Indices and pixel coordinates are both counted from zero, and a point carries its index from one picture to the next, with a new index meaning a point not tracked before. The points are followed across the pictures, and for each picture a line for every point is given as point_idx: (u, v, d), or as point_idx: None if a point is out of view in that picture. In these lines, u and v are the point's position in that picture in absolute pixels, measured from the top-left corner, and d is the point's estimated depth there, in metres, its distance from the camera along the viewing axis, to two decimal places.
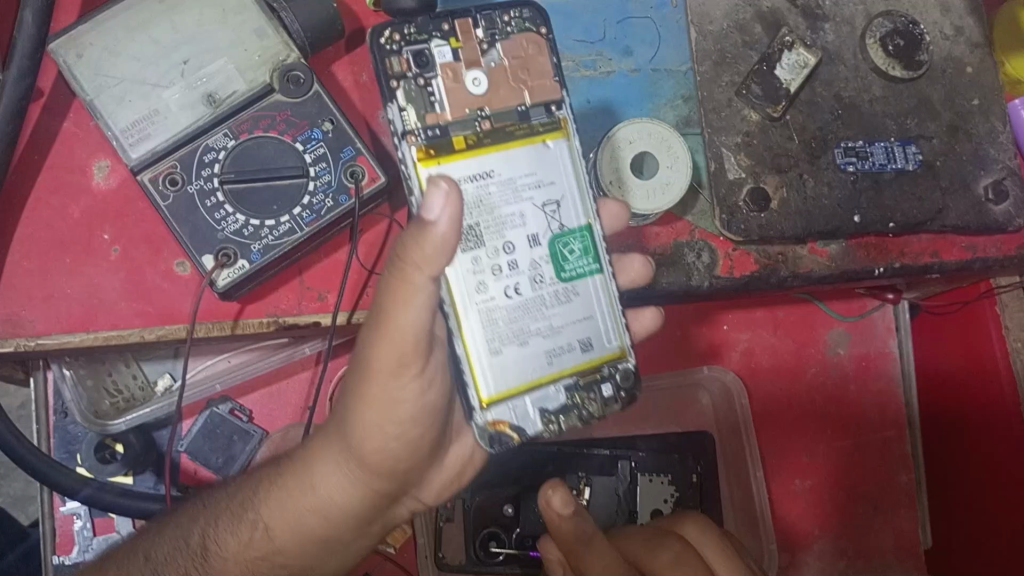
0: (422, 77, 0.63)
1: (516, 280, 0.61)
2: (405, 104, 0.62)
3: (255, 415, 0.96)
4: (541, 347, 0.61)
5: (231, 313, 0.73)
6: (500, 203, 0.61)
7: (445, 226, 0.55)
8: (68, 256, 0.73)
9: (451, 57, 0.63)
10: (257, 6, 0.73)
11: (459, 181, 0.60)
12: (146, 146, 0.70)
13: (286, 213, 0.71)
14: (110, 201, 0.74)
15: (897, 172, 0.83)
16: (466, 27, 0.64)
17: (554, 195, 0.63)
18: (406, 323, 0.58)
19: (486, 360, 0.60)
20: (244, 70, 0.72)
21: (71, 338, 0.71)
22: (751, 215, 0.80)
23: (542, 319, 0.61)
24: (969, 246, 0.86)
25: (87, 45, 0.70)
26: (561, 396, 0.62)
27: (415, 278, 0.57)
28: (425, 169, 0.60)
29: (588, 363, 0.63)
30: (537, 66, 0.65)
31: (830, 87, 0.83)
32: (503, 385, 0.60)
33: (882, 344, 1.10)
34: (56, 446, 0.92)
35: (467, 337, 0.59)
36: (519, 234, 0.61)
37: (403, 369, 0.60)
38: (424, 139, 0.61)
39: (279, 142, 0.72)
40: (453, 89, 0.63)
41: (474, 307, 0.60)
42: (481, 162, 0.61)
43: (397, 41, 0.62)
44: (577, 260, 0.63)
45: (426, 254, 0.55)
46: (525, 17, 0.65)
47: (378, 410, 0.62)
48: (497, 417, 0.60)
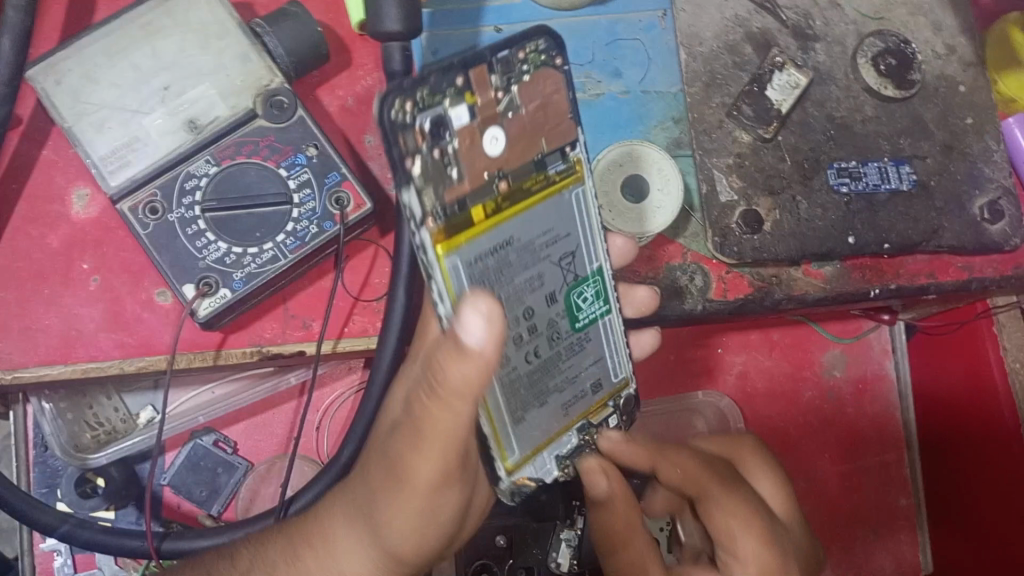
0: (438, 148, 0.53)
1: (535, 342, 0.59)
2: (422, 186, 0.52)
3: (240, 447, 0.93)
4: (558, 402, 0.61)
5: (214, 343, 0.71)
6: (521, 268, 0.57)
7: (489, 348, 0.48)
8: (46, 286, 0.71)
9: (468, 117, 0.54)
10: (240, 30, 0.71)
11: (483, 257, 0.55)
12: (126, 174, 0.68)
13: (270, 240, 0.69)
14: (90, 230, 0.72)
15: (892, 193, 0.82)
16: (481, 76, 0.54)
17: (570, 247, 0.60)
18: (448, 434, 0.52)
19: (514, 433, 0.58)
20: (227, 95, 0.70)
21: (49, 370, 0.69)
22: (744, 237, 0.79)
23: (559, 375, 0.61)
24: (966, 266, 0.85)
25: (66, 71, 0.68)
26: (573, 439, 0.62)
27: (459, 396, 0.50)
28: (447, 258, 0.53)
29: (596, 404, 0.64)
30: (555, 108, 0.58)
31: (822, 107, 0.82)
32: (527, 448, 0.59)
33: (878, 366, 1.09)
34: (36, 481, 0.89)
35: (494, 415, 0.57)
36: (539, 296, 0.59)
37: (442, 477, 0.55)
38: (444, 218, 0.53)
39: (262, 168, 0.70)
40: (471, 155, 0.54)
41: (499, 384, 0.57)
42: (503, 230, 0.56)
43: (409, 110, 0.51)
44: (589, 307, 0.63)
45: (461, 375, 0.49)
46: (541, 50, 0.56)
47: (413, 513, 0.57)
48: (520, 475, 0.59)
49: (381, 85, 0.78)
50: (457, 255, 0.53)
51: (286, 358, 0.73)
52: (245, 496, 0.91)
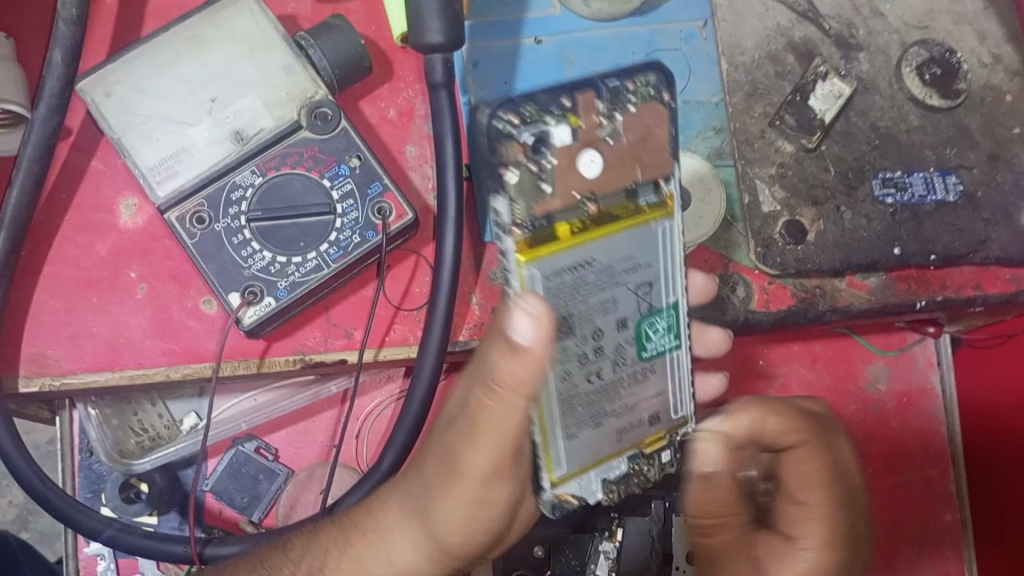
0: (535, 163, 0.59)
1: (601, 364, 0.60)
2: (514, 195, 0.58)
3: (282, 453, 0.94)
4: (614, 426, 0.61)
5: (257, 350, 0.72)
6: (595, 290, 0.59)
7: (537, 347, 0.53)
8: (95, 295, 0.72)
9: (568, 138, 0.59)
10: (285, 42, 0.72)
11: (560, 271, 0.57)
12: (173, 184, 0.69)
13: (313, 249, 0.70)
14: (136, 239, 0.74)
15: (937, 204, 0.81)
16: (588, 100, 0.60)
17: (649, 277, 0.61)
18: (497, 438, 0.57)
19: (562, 448, 0.59)
20: (272, 106, 0.71)
21: (96, 377, 0.71)
22: (787, 248, 0.78)
23: (619, 400, 0.61)
24: (1014, 278, 0.83)
25: (114, 83, 0.70)
26: (624, 466, 0.62)
27: (508, 399, 0.55)
28: (526, 265, 0.56)
29: (652, 435, 0.63)
30: (654, 139, 0.61)
31: (865, 117, 0.82)
32: (576, 465, 0.60)
33: (924, 380, 1.07)
34: (81, 485, 0.91)
35: (548, 428, 0.58)
36: (610, 319, 0.60)
37: (498, 474, 0.59)
38: (529, 230, 0.57)
39: (306, 179, 0.71)
40: (566, 172, 0.59)
41: (556, 395, 0.58)
42: (583, 249, 0.58)
43: (515, 124, 0.59)
44: (660, 338, 0.63)
45: (511, 373, 0.54)
46: (651, 83, 0.62)
47: (469, 505, 0.61)
48: (563, 490, 0.60)
49: (422, 96, 0.79)
50: (536, 265, 0.57)
51: (328, 367, 0.74)
52: (284, 503, 0.92)
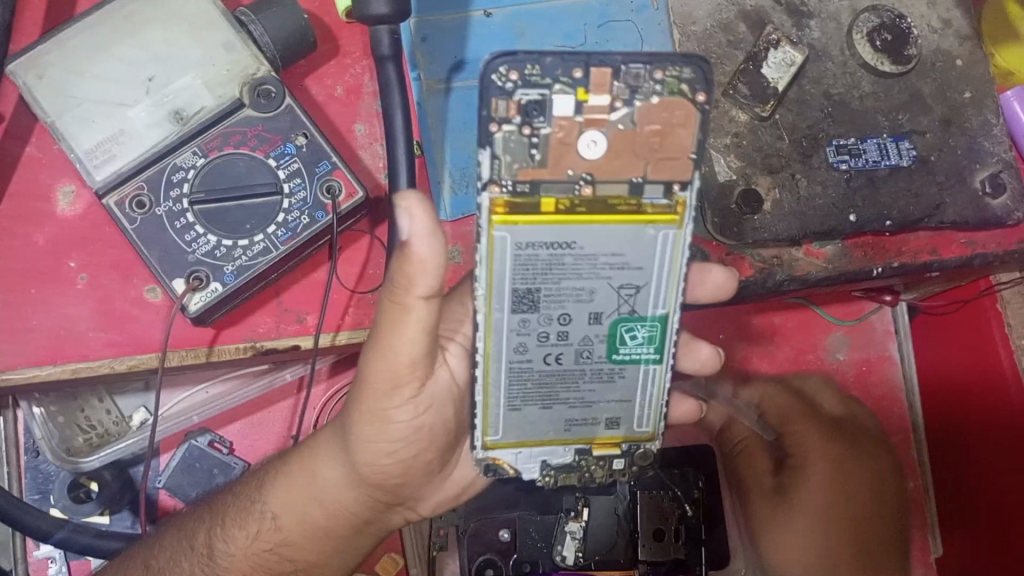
0: (529, 126, 0.57)
1: (562, 350, 0.63)
2: (501, 152, 0.57)
3: (236, 447, 0.91)
4: (562, 414, 0.64)
5: (206, 339, 0.70)
6: (571, 274, 0.60)
7: (422, 246, 0.55)
8: (34, 287, 0.69)
9: (571, 110, 0.57)
10: (225, 21, 0.70)
11: (535, 245, 0.59)
12: (112, 167, 0.66)
13: (261, 231, 0.68)
14: (76, 228, 0.71)
15: (892, 169, 0.81)
16: (603, 78, 0.57)
17: (635, 281, 0.61)
18: (402, 345, 0.60)
19: (502, 416, 0.63)
20: (213, 86, 0.69)
21: (38, 372, 0.68)
22: (744, 217, 0.77)
23: (575, 391, 0.64)
24: (969, 242, 0.84)
25: (48, 65, 0.67)
26: (568, 457, 0.66)
27: (407, 302, 0.58)
28: (498, 228, 0.58)
29: (607, 438, 0.66)
30: (674, 138, 0.59)
31: (819, 84, 0.81)
32: (513, 436, 0.64)
33: (882, 349, 1.09)
34: (28, 486, 0.88)
35: (489, 388, 0.63)
36: (582, 308, 0.62)
37: (397, 389, 0.63)
38: (510, 192, 0.58)
39: (250, 159, 0.69)
40: (564, 146, 0.58)
41: (506, 362, 0.62)
42: (564, 232, 0.59)
43: (512, 80, 0.56)
44: (636, 346, 0.63)
45: (413, 275, 0.56)
46: (683, 78, 0.57)
47: (373, 424, 0.64)
48: (498, 455, 0.65)
49: (370, 73, 0.77)
50: (507, 230, 0.58)
51: (281, 353, 0.71)
52: None
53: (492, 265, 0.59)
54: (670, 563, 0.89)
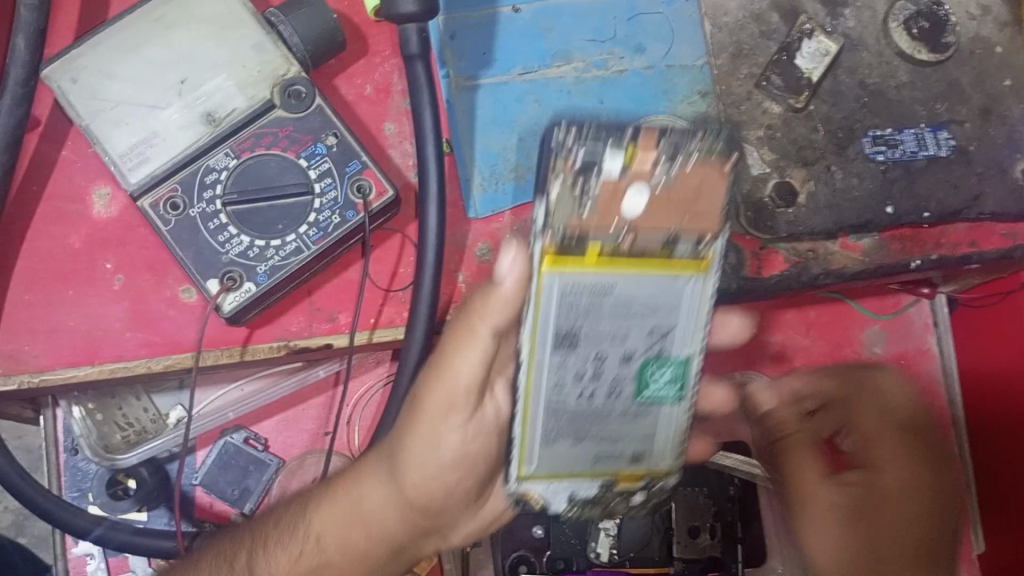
0: (579, 182, 0.54)
1: (596, 387, 0.58)
2: (553, 202, 0.53)
3: (272, 444, 0.92)
4: (592, 449, 0.60)
5: (240, 339, 0.70)
6: (607, 317, 0.56)
7: (510, 285, 0.55)
8: (71, 288, 0.70)
9: (619, 171, 0.54)
10: (255, 20, 0.70)
11: (577, 289, 0.54)
12: (146, 170, 0.67)
13: (293, 231, 0.68)
14: (111, 229, 0.71)
15: (930, 160, 0.79)
16: (649, 140, 0.54)
17: (665, 325, 0.57)
18: (464, 369, 0.60)
19: (539, 448, 0.59)
20: (244, 86, 0.69)
21: (77, 372, 0.69)
22: (778, 211, 0.76)
23: (604, 426, 0.59)
24: (1009, 234, 0.82)
25: (81, 68, 0.68)
26: (592, 487, 0.61)
27: (476, 330, 0.58)
28: (547, 273, 0.54)
29: (630, 472, 0.61)
30: (706, 198, 0.55)
31: (854, 74, 0.80)
32: (547, 466, 0.59)
33: (920, 342, 1.07)
34: (67, 484, 0.89)
35: (529, 421, 0.58)
36: (616, 350, 0.57)
37: (447, 417, 0.63)
38: (559, 241, 0.53)
39: (281, 159, 0.69)
40: (611, 204, 0.54)
41: (545, 400, 0.58)
42: (607, 276, 0.54)
43: (570, 141, 0.54)
44: (662, 386, 0.59)
45: (492, 309, 0.57)
46: (716, 145, 0.55)
47: (423, 447, 0.64)
48: (529, 488, 0.60)
49: (399, 71, 0.77)
50: (557, 275, 0.54)
51: (315, 352, 0.72)
52: (276, 495, 0.91)
53: (538, 309, 0.55)
54: (705, 560, 0.89)
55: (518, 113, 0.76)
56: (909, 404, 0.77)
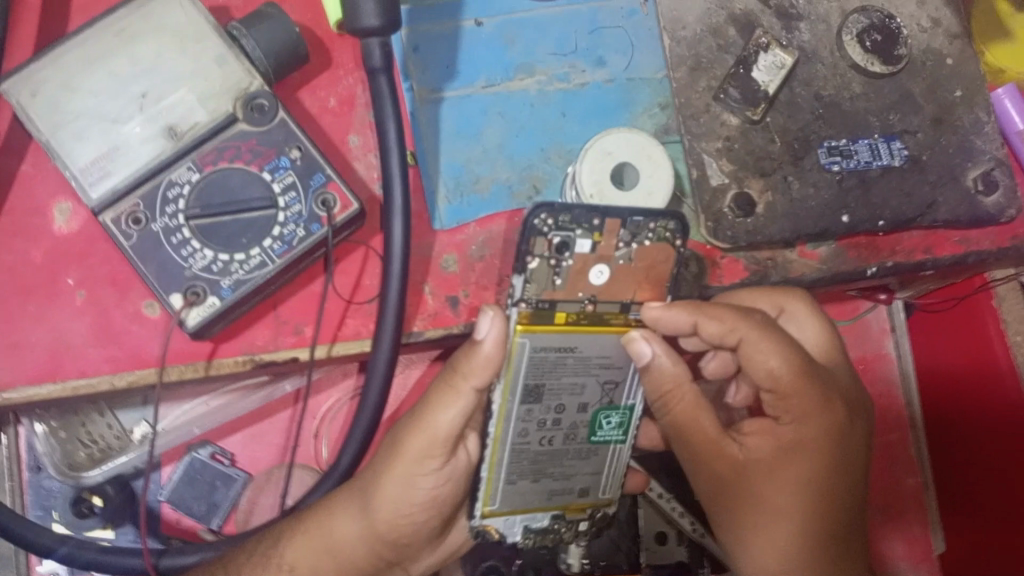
0: (556, 259, 0.67)
1: (556, 433, 0.71)
2: (530, 277, 0.66)
3: (238, 458, 0.92)
4: (548, 486, 0.72)
5: (204, 353, 0.70)
6: (570, 372, 0.69)
7: (491, 345, 0.63)
8: (33, 304, 0.70)
9: (588, 250, 0.67)
10: (217, 34, 0.70)
11: (546, 348, 0.68)
12: (107, 184, 0.67)
13: (257, 245, 0.68)
14: (72, 243, 0.71)
15: (884, 169, 0.81)
16: (613, 227, 0.67)
17: (615, 378, 0.72)
18: (444, 422, 0.65)
19: (502, 488, 0.70)
20: (206, 100, 0.69)
21: (39, 389, 0.68)
22: (737, 220, 0.78)
23: (560, 466, 0.72)
24: (963, 240, 0.85)
25: (42, 82, 0.67)
26: (546, 520, 0.73)
27: (461, 386, 0.64)
28: (520, 336, 0.66)
29: (578, 504, 0.74)
30: (656, 271, 0.70)
31: (810, 86, 0.81)
32: (506, 505, 0.70)
33: (877, 346, 1.09)
34: (31, 504, 0.87)
35: (493, 464, 0.69)
36: (574, 400, 0.71)
37: (427, 460, 0.66)
38: (533, 306, 0.67)
39: (245, 173, 0.69)
40: (580, 277, 0.68)
41: (510, 445, 0.69)
42: (570, 338, 0.68)
43: (550, 225, 0.65)
44: (609, 430, 0.73)
45: (475, 368, 0.64)
46: (669, 230, 0.69)
47: (398, 485, 0.67)
48: (489, 523, 0.71)
49: (363, 84, 0.77)
50: (528, 337, 0.67)
51: (278, 366, 0.72)
52: (244, 509, 0.90)
53: (512, 365, 0.67)
54: (672, 566, 0.92)
55: (482, 125, 0.78)
56: (796, 371, 0.67)
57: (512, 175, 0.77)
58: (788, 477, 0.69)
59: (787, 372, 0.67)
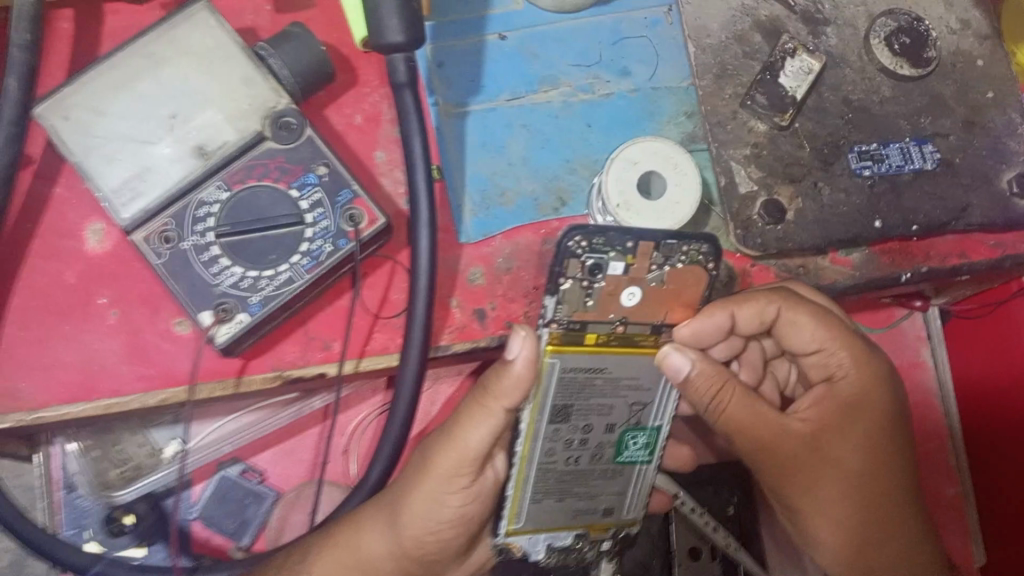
0: (587, 279, 0.64)
1: (581, 453, 0.70)
2: (561, 299, 0.64)
3: (269, 475, 0.92)
4: (573, 505, 0.71)
5: (234, 370, 0.71)
6: (598, 394, 0.69)
7: (523, 366, 0.62)
8: (66, 323, 0.70)
9: (622, 272, 0.64)
10: (243, 53, 0.71)
11: (576, 369, 0.67)
12: (138, 205, 0.67)
13: (285, 261, 0.68)
14: (105, 264, 0.72)
15: (915, 173, 0.80)
16: (648, 249, 0.64)
17: (643, 399, 0.71)
18: (473, 440, 0.64)
19: (527, 506, 0.70)
20: (234, 119, 0.70)
21: (72, 408, 0.69)
22: (766, 228, 0.77)
23: (586, 486, 0.71)
24: (998, 244, 0.83)
25: (73, 106, 0.68)
26: (569, 538, 0.73)
27: (493, 407, 0.64)
28: (549, 357, 0.66)
29: (601, 523, 0.74)
30: (686, 293, 0.68)
31: (838, 91, 0.81)
32: (531, 523, 0.70)
33: (915, 354, 1.07)
34: (65, 523, 0.87)
35: (520, 484, 0.68)
36: (601, 420, 0.70)
37: (456, 477, 0.66)
38: (563, 328, 0.65)
39: (273, 190, 0.70)
40: (610, 299, 0.65)
41: (536, 465, 0.69)
42: (600, 360, 0.67)
43: (582, 247, 0.62)
44: (636, 450, 0.72)
45: (508, 389, 0.63)
46: (702, 251, 0.65)
47: (424, 503, 0.67)
48: (513, 539, 0.71)
49: (388, 100, 0.78)
50: (558, 358, 0.66)
51: (308, 381, 0.72)
52: (274, 526, 0.91)
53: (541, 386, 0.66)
54: None
55: (507, 137, 0.77)
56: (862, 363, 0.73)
57: (537, 187, 0.77)
58: (841, 442, 0.72)
59: (825, 340, 0.72)
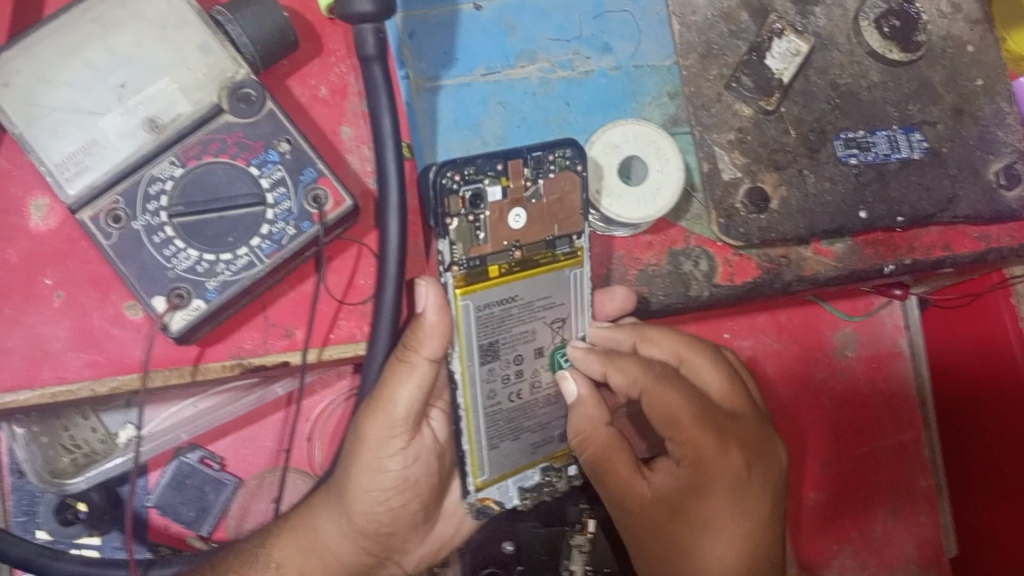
0: (472, 213, 0.61)
1: (520, 386, 0.65)
2: (455, 239, 0.61)
3: (228, 462, 0.89)
4: (530, 441, 0.66)
5: (191, 357, 0.67)
6: (517, 323, 0.63)
7: (434, 315, 0.59)
8: (7, 306, 0.66)
9: (500, 196, 0.62)
10: (200, 20, 0.66)
11: (489, 308, 0.62)
12: (85, 181, 0.63)
13: (244, 245, 0.64)
14: (50, 242, 0.67)
15: (903, 163, 0.78)
16: (517, 167, 0.62)
17: (561, 314, 0.66)
18: (400, 400, 0.62)
19: (487, 456, 0.63)
20: (189, 91, 0.65)
21: (14, 397, 0.65)
22: (750, 216, 0.74)
23: (534, 417, 0.66)
24: (983, 236, 0.81)
25: (12, 72, 0.63)
26: (536, 475, 0.67)
27: (414, 361, 0.60)
28: (463, 298, 0.60)
29: (563, 451, 0.68)
30: (571, 202, 0.65)
31: (825, 74, 0.78)
32: (496, 472, 0.64)
33: (892, 343, 1.05)
34: (13, 510, 0.87)
35: (473, 434, 0.63)
36: (529, 348, 0.64)
37: (388, 440, 0.64)
38: (466, 267, 0.61)
39: (231, 167, 0.66)
40: (498, 226, 0.62)
41: (483, 410, 0.63)
42: (510, 288, 0.62)
43: (456, 180, 0.60)
44: None
45: (428, 340, 0.59)
46: (568, 156, 0.64)
47: (368, 474, 0.65)
48: (483, 495, 0.64)
49: (355, 72, 0.74)
50: (470, 298, 0.61)
51: (271, 369, 0.68)
52: (235, 514, 0.89)
53: (461, 332, 0.61)
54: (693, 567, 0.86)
55: (481, 116, 0.73)
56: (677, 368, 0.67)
57: None
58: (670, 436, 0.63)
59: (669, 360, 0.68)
